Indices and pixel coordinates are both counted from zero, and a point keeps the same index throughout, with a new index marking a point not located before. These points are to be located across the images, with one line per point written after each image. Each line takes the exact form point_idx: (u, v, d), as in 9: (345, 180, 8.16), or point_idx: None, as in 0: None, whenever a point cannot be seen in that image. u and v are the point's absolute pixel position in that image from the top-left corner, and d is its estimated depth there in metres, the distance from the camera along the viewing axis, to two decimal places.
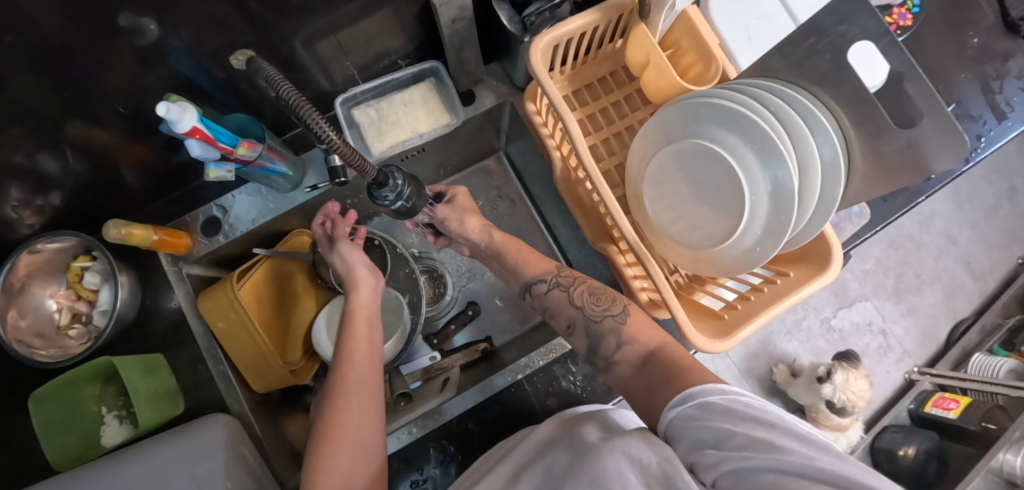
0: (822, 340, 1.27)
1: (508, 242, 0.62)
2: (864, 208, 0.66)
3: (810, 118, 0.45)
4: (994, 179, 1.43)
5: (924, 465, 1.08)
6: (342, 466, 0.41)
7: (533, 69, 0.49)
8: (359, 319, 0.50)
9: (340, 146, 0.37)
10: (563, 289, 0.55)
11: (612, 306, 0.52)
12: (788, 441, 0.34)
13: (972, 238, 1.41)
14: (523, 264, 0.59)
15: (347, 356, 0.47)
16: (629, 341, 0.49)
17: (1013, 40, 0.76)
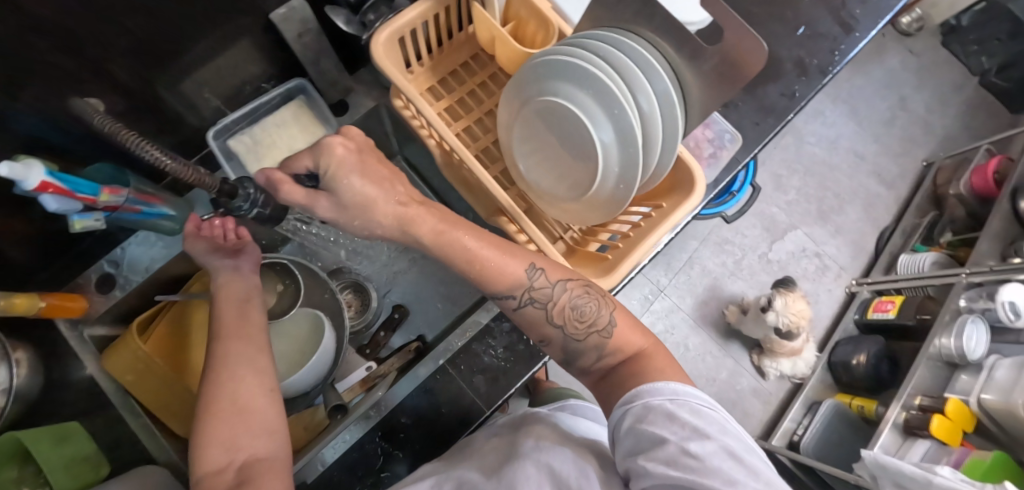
0: (765, 274, 1.38)
1: (448, 239, 0.47)
2: (735, 133, 0.70)
3: (638, 57, 0.48)
4: (884, 96, 1.56)
5: (877, 368, 1.19)
6: (225, 435, 0.42)
7: (379, 64, 0.51)
8: (229, 295, 0.54)
9: (178, 169, 0.40)
10: (539, 305, 0.50)
11: (598, 318, 0.50)
12: (711, 457, 0.40)
13: (878, 151, 1.51)
14: (486, 281, 0.49)
15: (218, 338, 0.49)
16: (609, 353, 0.51)
17: None
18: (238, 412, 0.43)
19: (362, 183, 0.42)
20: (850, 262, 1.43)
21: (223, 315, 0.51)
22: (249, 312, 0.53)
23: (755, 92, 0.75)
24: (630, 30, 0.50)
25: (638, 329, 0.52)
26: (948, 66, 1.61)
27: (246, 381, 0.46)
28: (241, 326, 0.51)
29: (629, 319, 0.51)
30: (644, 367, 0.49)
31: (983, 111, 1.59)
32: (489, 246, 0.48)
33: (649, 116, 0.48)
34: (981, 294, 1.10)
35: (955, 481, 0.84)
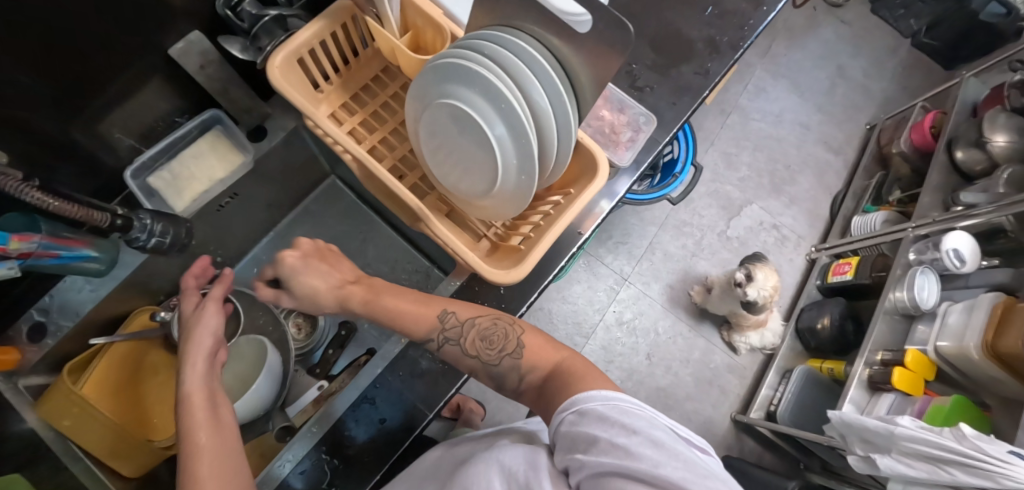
0: (726, 252, 1.40)
1: (373, 306, 0.57)
2: (649, 114, 0.70)
3: (524, 53, 0.48)
4: (822, 66, 1.61)
5: (841, 329, 1.22)
6: None
7: (275, 86, 0.52)
8: (196, 392, 0.46)
9: (52, 203, 0.45)
10: (454, 343, 0.55)
11: (505, 345, 0.54)
12: (641, 446, 0.39)
13: (821, 120, 1.55)
14: (404, 323, 0.56)
15: (189, 443, 0.42)
16: (528, 371, 0.53)
17: None
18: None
19: (311, 281, 0.58)
20: (808, 230, 1.46)
21: (191, 413, 0.45)
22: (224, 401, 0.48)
23: (669, 73, 0.76)
24: (515, 25, 0.51)
25: (554, 345, 0.54)
26: (879, 31, 1.67)
27: None
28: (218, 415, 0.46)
29: (538, 336, 0.54)
30: (567, 374, 0.49)
31: (919, 70, 1.64)
32: (405, 299, 0.57)
33: (539, 110, 0.49)
34: (928, 246, 1.13)
35: (915, 429, 0.86)
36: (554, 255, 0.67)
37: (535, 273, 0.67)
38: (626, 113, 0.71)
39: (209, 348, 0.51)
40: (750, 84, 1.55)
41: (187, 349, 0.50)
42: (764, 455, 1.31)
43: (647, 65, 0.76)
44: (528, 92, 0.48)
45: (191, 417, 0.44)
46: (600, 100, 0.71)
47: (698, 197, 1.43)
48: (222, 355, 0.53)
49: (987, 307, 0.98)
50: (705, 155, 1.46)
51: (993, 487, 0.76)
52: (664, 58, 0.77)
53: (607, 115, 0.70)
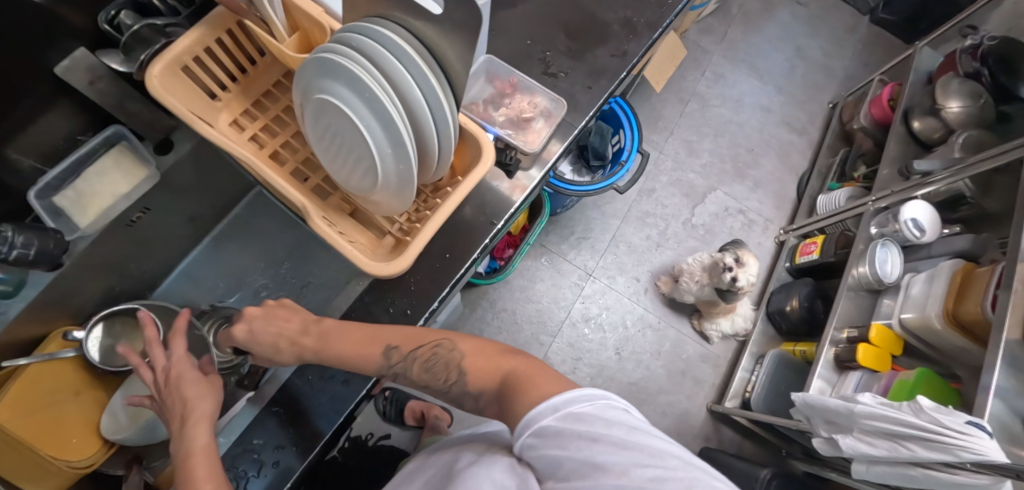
0: (692, 240, 1.38)
1: (315, 354, 0.54)
2: (557, 97, 0.69)
3: (385, 41, 0.48)
4: (781, 48, 1.59)
5: (809, 309, 1.20)
6: None
7: (154, 93, 0.52)
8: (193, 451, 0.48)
9: None
10: (404, 375, 0.53)
11: (449, 375, 0.51)
12: (607, 454, 0.38)
13: (782, 101, 1.54)
14: (350, 360, 0.54)
15: None
16: (478, 394, 0.50)
17: None
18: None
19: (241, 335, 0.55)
20: (775, 213, 1.44)
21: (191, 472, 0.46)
22: (215, 467, 0.48)
23: (583, 58, 0.76)
24: (380, 15, 0.50)
25: (500, 360, 0.50)
26: (837, 10, 1.65)
27: None
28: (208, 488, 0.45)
29: (482, 357, 0.50)
30: (509, 397, 0.46)
31: (881, 45, 1.62)
32: (346, 338, 0.54)
33: (408, 96, 0.48)
34: (889, 218, 1.11)
35: (875, 406, 0.82)
36: (466, 247, 0.65)
37: (446, 268, 0.65)
38: (536, 102, 0.70)
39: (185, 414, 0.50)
40: (708, 71, 1.54)
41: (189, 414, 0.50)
42: (743, 444, 1.28)
43: (560, 51, 0.75)
44: (394, 80, 0.48)
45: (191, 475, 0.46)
46: (508, 88, 0.70)
47: (661, 187, 1.41)
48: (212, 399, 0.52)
49: (947, 276, 0.95)
50: (666, 145, 1.45)
51: (954, 461, 0.72)
52: (579, 43, 0.76)
53: (516, 103, 0.69)
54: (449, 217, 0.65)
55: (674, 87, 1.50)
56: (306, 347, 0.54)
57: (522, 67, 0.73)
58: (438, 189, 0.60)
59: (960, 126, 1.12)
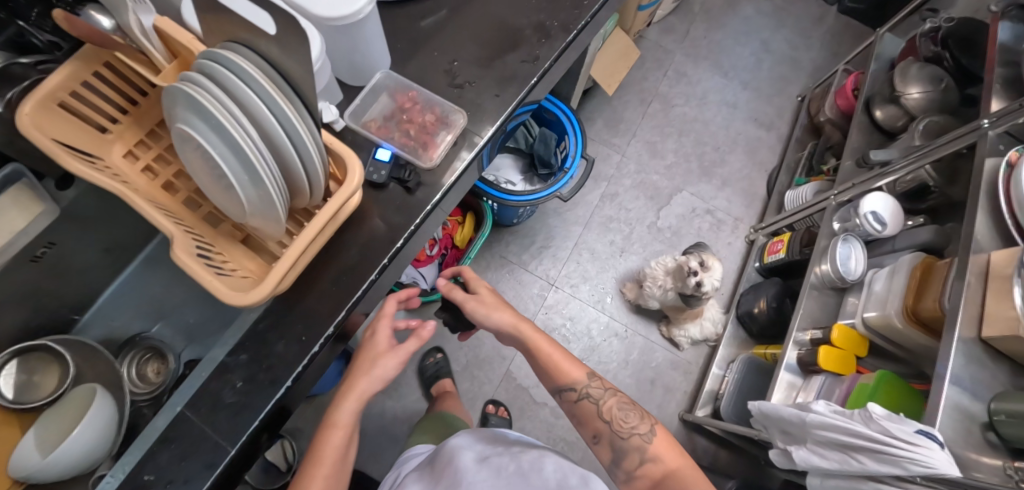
0: (658, 243, 1.35)
1: (537, 351, 0.71)
2: (454, 107, 0.69)
3: (229, 62, 0.46)
4: (745, 42, 1.57)
5: (777, 310, 1.17)
6: None
7: (24, 131, 0.51)
8: (336, 426, 0.60)
9: None
10: (592, 401, 0.71)
11: (637, 425, 0.69)
12: None
13: (748, 97, 1.51)
14: (556, 370, 0.72)
15: (315, 459, 0.59)
16: (651, 459, 0.66)
17: None
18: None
19: (500, 314, 0.71)
20: (744, 211, 1.40)
21: (325, 439, 0.60)
22: (344, 442, 0.61)
23: (492, 66, 0.73)
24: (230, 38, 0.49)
25: (675, 453, 0.67)
26: (803, 2, 1.64)
27: None
28: (328, 463, 0.59)
29: (666, 440, 0.68)
30: (681, 481, 0.63)
31: (847, 36, 1.61)
32: (561, 353, 0.72)
33: (261, 118, 0.47)
34: (851, 212, 1.07)
35: (827, 414, 0.77)
36: (364, 269, 0.63)
37: (345, 289, 0.63)
38: (436, 114, 0.69)
39: (367, 390, 0.60)
40: (670, 70, 1.51)
41: (349, 386, 0.61)
42: (719, 454, 1.23)
43: (470, 61, 0.73)
44: (246, 102, 0.47)
45: (327, 444, 0.59)
46: (407, 102, 0.69)
47: (626, 190, 1.38)
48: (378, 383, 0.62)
49: (907, 270, 0.89)
50: (629, 148, 1.42)
51: (903, 474, 0.66)
52: (487, 49, 0.74)
53: (414, 117, 0.68)
54: (348, 238, 0.64)
55: (636, 88, 1.48)
56: (527, 329, 0.70)
57: (427, 79, 0.72)
58: (316, 208, 0.59)
59: (922, 113, 1.09)
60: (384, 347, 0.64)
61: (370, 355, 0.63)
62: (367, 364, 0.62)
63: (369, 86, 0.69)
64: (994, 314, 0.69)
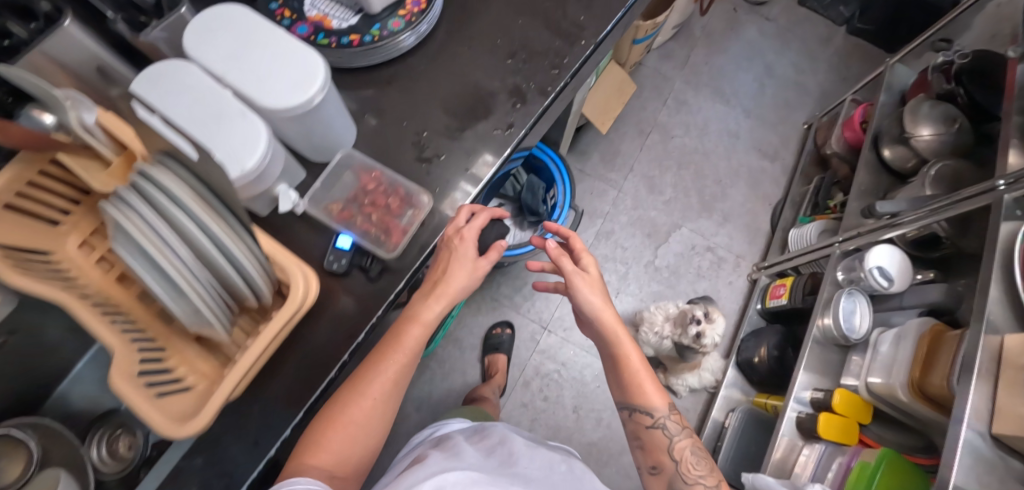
0: (655, 284, 1.30)
1: (624, 361, 0.65)
2: (419, 190, 0.65)
3: (150, 179, 0.44)
4: (749, 67, 1.53)
5: (778, 359, 1.12)
6: (346, 436, 0.59)
7: None
8: (421, 320, 0.63)
9: None
10: (666, 432, 0.67)
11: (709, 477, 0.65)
12: None
13: (751, 126, 1.46)
14: (640, 392, 0.66)
15: (395, 344, 0.62)
16: None
17: None
18: (349, 438, 0.60)
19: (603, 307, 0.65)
20: (745, 248, 1.35)
21: (404, 330, 0.62)
22: (419, 341, 0.63)
23: (463, 137, 0.69)
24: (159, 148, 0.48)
25: None
26: (810, 23, 1.58)
27: (366, 407, 0.60)
28: (403, 360, 0.61)
29: None
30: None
31: (855, 58, 1.56)
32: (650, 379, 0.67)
33: (187, 233, 0.45)
34: (857, 263, 1.01)
35: None
36: (323, 365, 0.60)
37: (303, 387, 0.60)
38: (400, 196, 0.66)
39: (452, 298, 0.63)
40: (669, 99, 1.47)
41: (445, 286, 0.62)
42: None
43: (439, 129, 0.69)
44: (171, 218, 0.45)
45: (409, 339, 0.62)
46: (370, 183, 0.66)
47: (623, 226, 1.34)
48: (472, 270, 0.63)
49: (915, 337, 0.83)
50: (626, 182, 1.38)
51: None
52: (457, 117, 0.70)
53: (377, 200, 0.65)
54: (306, 332, 0.61)
55: (634, 119, 1.44)
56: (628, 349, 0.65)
57: (392, 154, 0.68)
58: (264, 312, 0.57)
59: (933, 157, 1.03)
60: (470, 254, 0.63)
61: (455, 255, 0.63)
62: (450, 265, 0.63)
63: (332, 165, 0.65)
64: (1006, 408, 0.63)
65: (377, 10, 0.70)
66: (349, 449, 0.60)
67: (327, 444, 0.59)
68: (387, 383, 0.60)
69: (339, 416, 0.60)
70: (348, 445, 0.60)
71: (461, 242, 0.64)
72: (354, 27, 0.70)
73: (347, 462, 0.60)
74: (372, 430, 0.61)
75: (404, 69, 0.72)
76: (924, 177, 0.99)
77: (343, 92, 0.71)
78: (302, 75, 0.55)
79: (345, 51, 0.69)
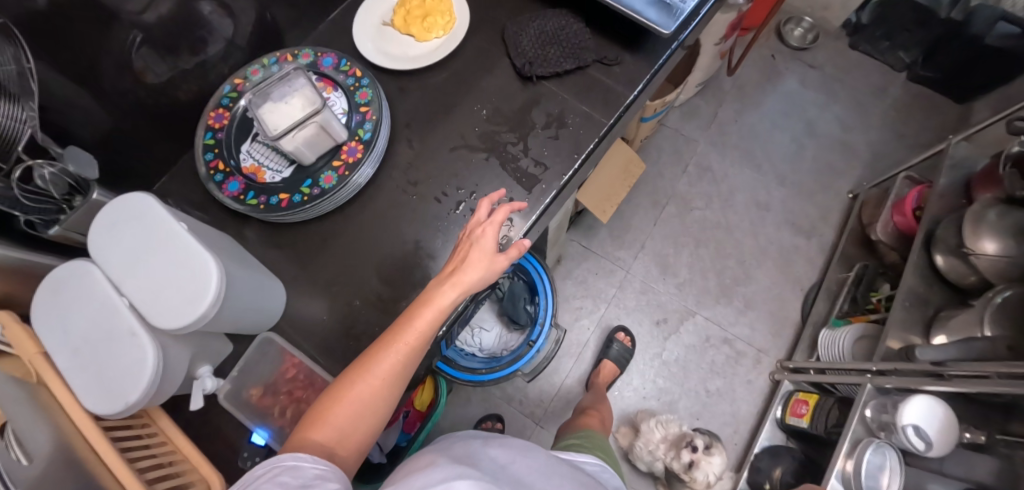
0: (661, 379, 1.19)
1: None
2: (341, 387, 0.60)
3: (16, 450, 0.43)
4: (786, 125, 1.37)
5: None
6: (343, 419, 0.49)
7: None
8: (432, 303, 0.51)
9: None
10: None
11: None
12: None
13: (783, 196, 1.30)
14: None
15: (409, 322, 0.51)
16: None
17: (527, 91, 0.71)
18: (351, 418, 0.50)
19: None
20: (769, 342, 1.21)
21: (419, 311, 0.51)
22: (436, 325, 0.51)
23: (395, 310, 0.63)
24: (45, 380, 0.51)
25: None
26: (862, 71, 1.40)
27: (372, 384, 0.50)
28: (408, 343, 0.50)
29: None
30: None
31: (916, 113, 1.36)
32: None
33: None
34: (888, 404, 0.86)
35: None
36: None
37: None
38: (318, 388, 0.60)
39: (468, 283, 0.51)
40: (691, 165, 1.33)
41: (460, 273, 0.51)
42: None
43: (370, 299, 0.63)
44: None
45: (421, 318, 0.50)
46: (290, 371, 0.61)
47: (630, 311, 1.23)
48: (494, 263, 0.53)
49: None
50: (635, 261, 1.27)
51: None
52: (391, 285, 0.64)
53: (294, 392, 0.60)
54: None
55: (649, 188, 1.32)
56: None
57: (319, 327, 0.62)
58: None
59: (999, 279, 0.86)
60: (490, 245, 0.52)
61: (470, 248, 0.52)
62: (470, 250, 0.53)
63: (249, 351, 0.61)
64: None
65: (311, 161, 0.65)
66: (353, 431, 0.50)
67: (330, 418, 0.49)
68: (395, 365, 0.50)
69: (339, 392, 0.50)
70: (351, 423, 0.50)
71: (481, 225, 0.54)
72: (285, 184, 0.65)
73: (343, 447, 0.50)
74: (374, 414, 0.50)
75: (344, 222, 0.67)
76: (987, 302, 0.83)
77: (280, 252, 0.67)
78: (188, 290, 0.51)
79: (273, 211, 0.64)
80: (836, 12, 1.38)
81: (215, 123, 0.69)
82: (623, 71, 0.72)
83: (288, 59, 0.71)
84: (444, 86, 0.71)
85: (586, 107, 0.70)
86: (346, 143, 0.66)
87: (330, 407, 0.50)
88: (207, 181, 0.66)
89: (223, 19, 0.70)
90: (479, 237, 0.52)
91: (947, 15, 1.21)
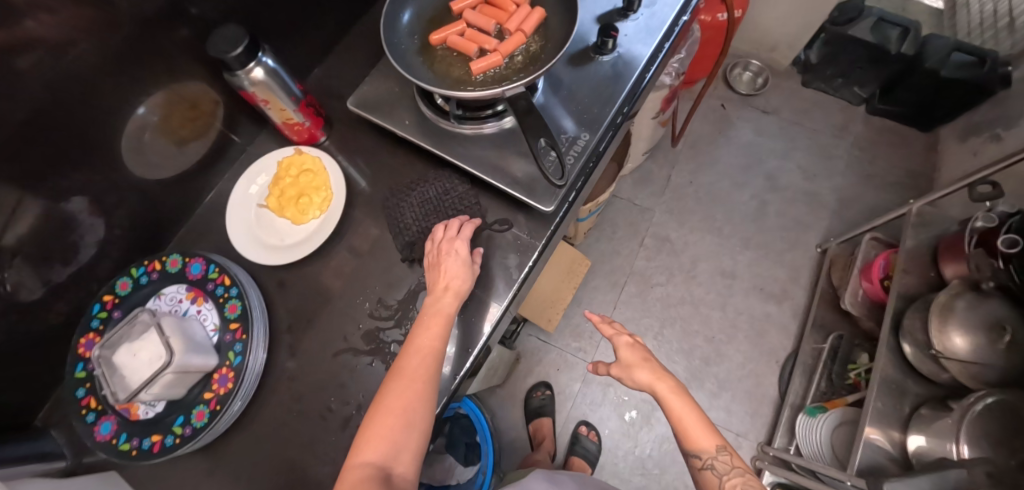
0: (639, 479, 1.11)
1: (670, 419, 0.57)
2: None
3: None
4: (744, 179, 1.28)
5: None
6: (393, 426, 0.49)
7: None
8: (435, 313, 0.56)
9: None
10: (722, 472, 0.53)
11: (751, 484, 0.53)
12: None
13: (747, 261, 1.22)
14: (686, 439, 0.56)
15: (416, 334, 0.55)
16: None
17: (410, 270, 0.66)
18: (401, 424, 0.49)
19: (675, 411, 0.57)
20: (748, 425, 1.12)
21: (425, 323, 0.56)
22: (443, 330, 0.56)
23: None
24: None
25: None
26: (821, 110, 1.32)
27: (406, 387, 0.51)
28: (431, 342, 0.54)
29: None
30: None
31: (883, 150, 1.27)
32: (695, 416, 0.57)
33: None
34: None
35: None
36: None
37: None
38: None
39: (457, 289, 0.57)
40: (647, 237, 1.26)
41: (448, 280, 0.57)
42: None
43: None
44: None
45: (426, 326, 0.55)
46: None
47: (597, 406, 1.17)
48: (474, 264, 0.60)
49: None
50: (597, 353, 1.20)
51: None
52: None
53: None
54: None
55: (605, 268, 1.25)
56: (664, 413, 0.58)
57: None
58: None
59: (977, 385, 0.78)
60: (463, 250, 0.59)
61: (447, 258, 0.59)
62: (448, 264, 0.59)
63: None
64: None
65: (181, 395, 0.60)
66: (406, 438, 0.50)
67: (378, 432, 0.49)
68: (421, 366, 0.53)
69: (379, 406, 0.51)
70: (401, 429, 0.49)
71: (455, 242, 0.60)
72: (158, 421, 0.60)
73: (402, 453, 0.49)
74: (422, 414, 0.51)
75: (230, 445, 0.62)
76: (966, 410, 0.74)
77: (170, 483, 0.62)
78: None
79: (145, 458, 0.58)
80: (785, 53, 1.30)
81: (85, 351, 0.62)
82: (516, 238, 0.65)
83: (157, 267, 0.66)
84: (327, 276, 0.67)
85: (480, 285, 0.63)
86: (217, 370, 0.61)
87: (372, 425, 0.50)
88: (76, 422, 0.60)
89: (95, 219, 0.65)
90: (447, 251, 0.59)
91: (897, 50, 1.13)
